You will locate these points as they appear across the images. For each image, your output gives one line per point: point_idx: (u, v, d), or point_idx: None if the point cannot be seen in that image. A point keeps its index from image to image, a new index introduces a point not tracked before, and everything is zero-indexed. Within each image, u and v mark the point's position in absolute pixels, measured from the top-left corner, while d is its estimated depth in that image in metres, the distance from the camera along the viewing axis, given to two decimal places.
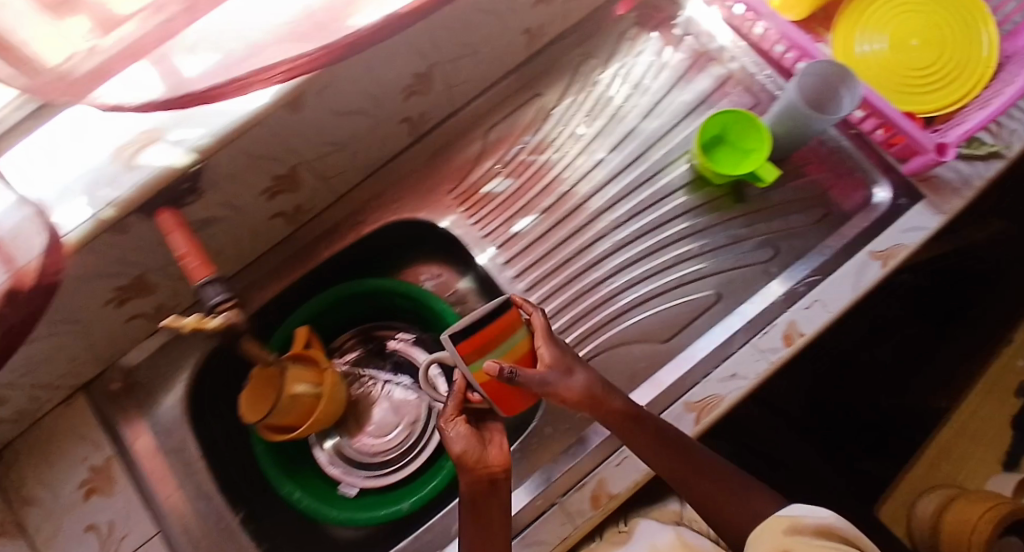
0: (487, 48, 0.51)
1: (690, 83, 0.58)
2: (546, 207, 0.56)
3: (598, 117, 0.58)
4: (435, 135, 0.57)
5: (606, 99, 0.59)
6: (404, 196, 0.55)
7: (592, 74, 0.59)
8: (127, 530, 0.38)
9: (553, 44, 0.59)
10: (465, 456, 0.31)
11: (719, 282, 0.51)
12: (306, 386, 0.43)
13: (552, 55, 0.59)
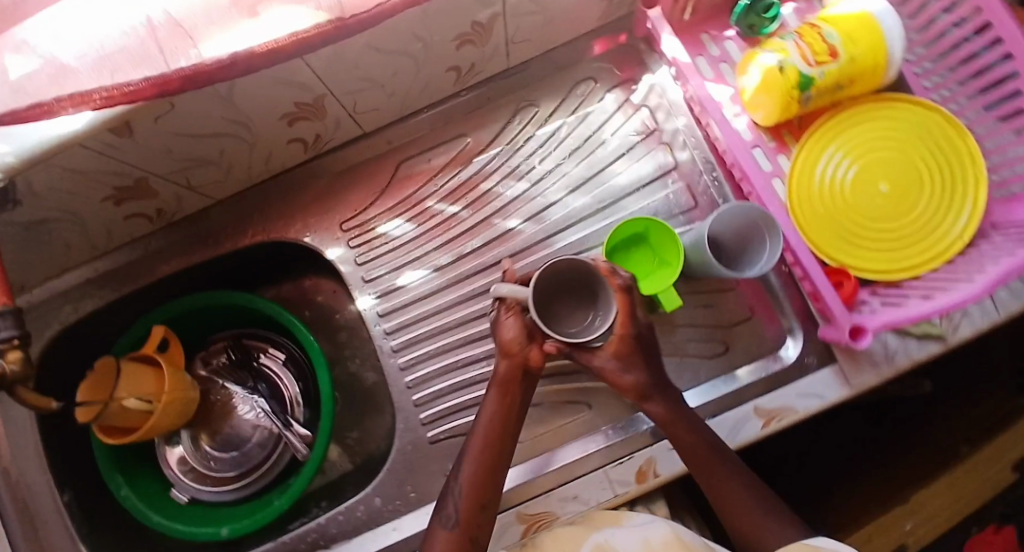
0: (395, 82, 0.50)
1: (635, 162, 0.59)
2: (444, 265, 0.60)
3: (502, 166, 0.61)
4: (341, 156, 0.60)
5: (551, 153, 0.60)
6: (298, 212, 0.60)
7: (531, 124, 0.61)
8: None
9: (487, 84, 0.60)
10: (510, 342, 0.39)
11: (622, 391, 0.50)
12: (137, 399, 0.45)
13: (488, 93, 0.60)
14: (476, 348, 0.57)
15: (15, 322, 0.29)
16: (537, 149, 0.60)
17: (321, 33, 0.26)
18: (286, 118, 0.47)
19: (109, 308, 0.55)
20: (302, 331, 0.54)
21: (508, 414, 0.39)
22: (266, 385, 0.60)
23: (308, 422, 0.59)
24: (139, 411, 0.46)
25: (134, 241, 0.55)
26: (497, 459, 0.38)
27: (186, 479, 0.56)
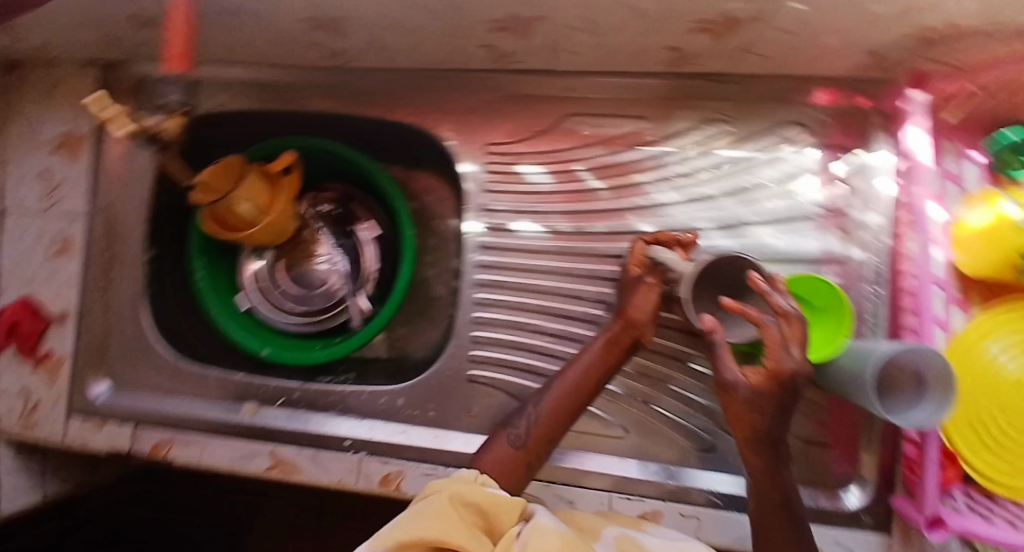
0: (622, 36, 0.41)
1: (818, 232, 0.46)
2: (562, 232, 0.51)
3: (674, 163, 0.50)
4: (513, 79, 0.52)
5: (732, 171, 0.48)
6: (461, 116, 0.53)
7: (720, 138, 0.48)
8: (64, 195, 0.56)
9: (730, 78, 0.47)
10: (639, 311, 0.37)
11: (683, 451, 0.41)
12: (246, 206, 0.49)
13: (716, 88, 0.48)
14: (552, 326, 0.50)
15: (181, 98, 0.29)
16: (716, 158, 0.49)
17: None
18: (501, 26, 0.40)
19: (252, 113, 0.56)
20: (406, 226, 0.55)
21: (609, 369, 0.36)
22: (352, 248, 0.62)
23: (376, 296, 0.62)
24: (248, 216, 0.50)
25: (291, 72, 0.54)
26: (578, 406, 0.36)
27: (253, 289, 0.61)
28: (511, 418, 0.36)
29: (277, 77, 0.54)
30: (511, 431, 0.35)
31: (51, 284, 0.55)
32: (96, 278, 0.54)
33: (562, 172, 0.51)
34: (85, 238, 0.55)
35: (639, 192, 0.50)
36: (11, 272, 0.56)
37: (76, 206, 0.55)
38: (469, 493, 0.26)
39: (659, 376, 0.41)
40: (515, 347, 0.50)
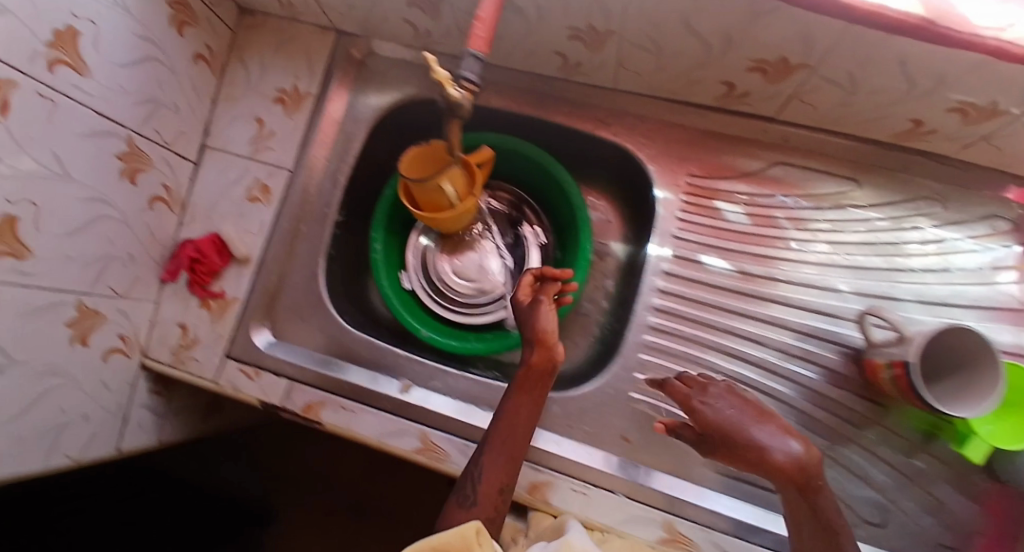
0: (875, 94, 0.39)
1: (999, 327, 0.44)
2: (752, 273, 0.48)
3: (881, 234, 0.46)
4: (714, 114, 0.48)
5: (934, 246, 0.45)
6: (658, 142, 0.50)
7: (926, 209, 0.45)
8: (274, 143, 0.54)
9: (954, 162, 0.44)
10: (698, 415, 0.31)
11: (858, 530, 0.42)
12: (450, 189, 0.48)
13: (940, 168, 0.44)
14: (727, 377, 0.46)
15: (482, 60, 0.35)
16: (918, 234, 0.45)
17: None
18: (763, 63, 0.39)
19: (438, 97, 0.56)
20: (584, 232, 0.54)
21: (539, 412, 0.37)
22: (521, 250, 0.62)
23: None
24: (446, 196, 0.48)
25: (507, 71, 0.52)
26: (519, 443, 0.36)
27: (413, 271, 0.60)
28: (459, 479, 0.35)
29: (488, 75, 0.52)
30: (461, 498, 0.34)
31: (247, 224, 0.53)
32: (288, 231, 0.54)
33: (762, 214, 0.48)
34: (282, 184, 0.54)
35: (844, 253, 0.46)
36: (202, 210, 0.53)
37: (281, 159, 0.54)
38: (441, 539, 0.26)
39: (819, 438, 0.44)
40: (671, 376, 0.46)
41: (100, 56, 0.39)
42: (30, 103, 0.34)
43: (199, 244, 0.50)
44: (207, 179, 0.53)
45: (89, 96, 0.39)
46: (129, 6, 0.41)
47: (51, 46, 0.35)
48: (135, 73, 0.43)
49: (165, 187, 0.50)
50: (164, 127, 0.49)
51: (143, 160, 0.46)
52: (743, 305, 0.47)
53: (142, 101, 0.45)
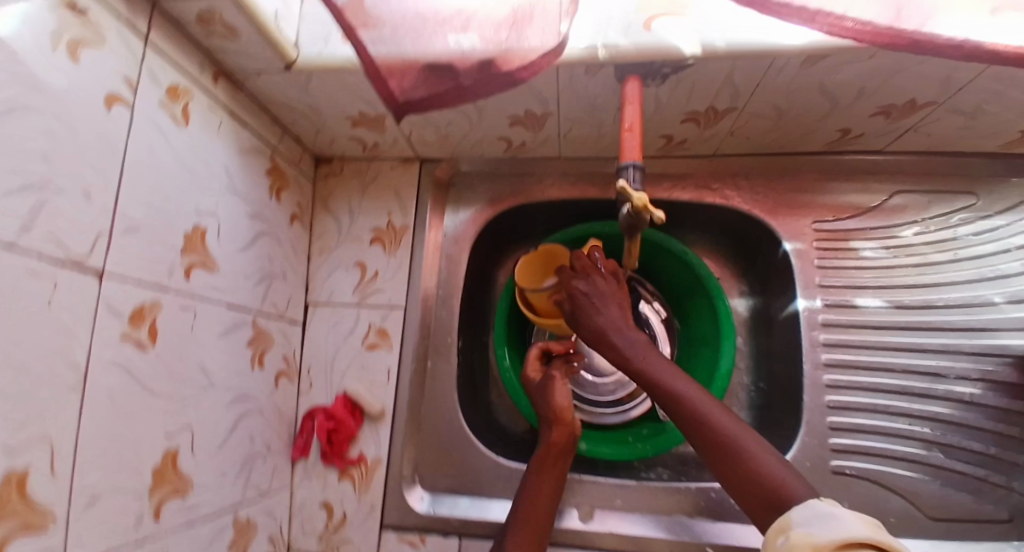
0: (985, 119, 0.59)
1: None
2: (906, 304, 0.68)
3: (957, 250, 0.68)
4: (834, 160, 0.71)
5: (1011, 242, 0.67)
6: (767, 194, 0.73)
7: (989, 212, 0.68)
8: (380, 285, 0.72)
9: (997, 157, 0.67)
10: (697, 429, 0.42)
11: (1017, 507, 0.60)
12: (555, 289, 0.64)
13: (980, 165, 0.68)
14: (911, 404, 0.65)
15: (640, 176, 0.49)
16: (1007, 252, 0.67)
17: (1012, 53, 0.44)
18: (882, 108, 0.58)
19: (579, 199, 0.77)
20: (721, 298, 0.71)
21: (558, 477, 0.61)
22: None
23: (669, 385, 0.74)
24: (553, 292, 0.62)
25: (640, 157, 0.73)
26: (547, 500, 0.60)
27: None
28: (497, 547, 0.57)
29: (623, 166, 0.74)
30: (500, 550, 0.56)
31: (372, 374, 0.70)
32: (417, 373, 0.71)
33: (894, 244, 0.70)
34: (395, 325, 0.71)
35: (937, 284, 0.68)
36: (318, 370, 0.71)
37: (391, 300, 0.71)
38: None
39: (948, 459, 0.63)
40: (857, 440, 0.64)
41: (220, 244, 0.54)
42: (170, 317, 0.47)
43: (335, 408, 0.67)
44: (317, 336, 0.71)
45: (220, 290, 0.54)
46: (237, 192, 0.57)
47: (186, 254, 0.49)
48: (246, 255, 0.59)
49: (286, 360, 0.68)
50: (277, 299, 0.65)
51: (264, 341, 0.63)
52: (894, 347, 0.67)
53: (257, 278, 0.61)
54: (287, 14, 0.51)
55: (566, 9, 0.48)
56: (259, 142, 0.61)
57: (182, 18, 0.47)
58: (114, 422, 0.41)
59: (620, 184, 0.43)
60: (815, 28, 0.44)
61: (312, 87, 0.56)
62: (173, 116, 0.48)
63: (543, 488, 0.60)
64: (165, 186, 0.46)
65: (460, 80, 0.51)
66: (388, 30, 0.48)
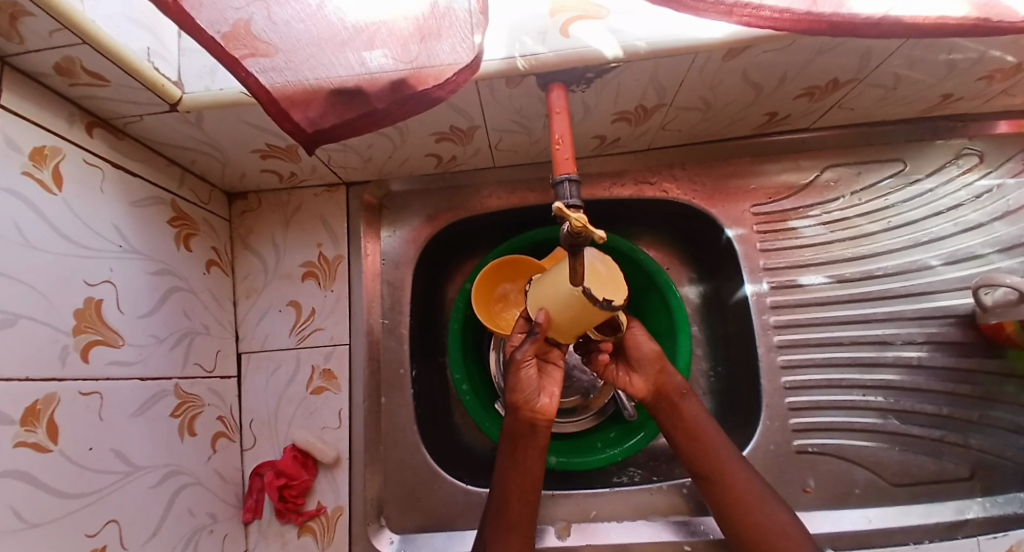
0: (904, 88, 0.60)
1: (1011, 255, 0.68)
2: (846, 277, 0.70)
3: (889, 219, 0.71)
4: (765, 142, 0.71)
5: (938, 205, 0.70)
6: (704, 182, 0.72)
7: (914, 177, 0.71)
8: (319, 323, 0.67)
9: (917, 123, 0.69)
10: (673, 410, 0.58)
11: (975, 464, 0.64)
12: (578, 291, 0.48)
13: (902, 132, 0.70)
14: (862, 374, 0.68)
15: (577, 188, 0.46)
16: (937, 215, 0.70)
17: (927, 23, 0.44)
18: (806, 89, 0.58)
19: (520, 208, 0.74)
20: (674, 293, 0.72)
21: (536, 454, 0.55)
22: None
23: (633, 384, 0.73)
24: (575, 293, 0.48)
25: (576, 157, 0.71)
26: (528, 494, 0.56)
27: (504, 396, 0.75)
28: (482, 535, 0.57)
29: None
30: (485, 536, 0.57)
31: (322, 419, 0.65)
32: (371, 411, 0.67)
33: (829, 219, 0.71)
34: (341, 364, 0.66)
35: (873, 255, 0.70)
36: (261, 424, 0.65)
37: (334, 338, 0.66)
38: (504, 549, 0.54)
39: (903, 425, 0.66)
40: (815, 416, 0.67)
41: (122, 314, 0.49)
42: (70, 409, 0.42)
43: (284, 463, 0.62)
44: (255, 386, 0.66)
45: (130, 365, 0.49)
46: (134, 250, 0.51)
47: (80, 333, 0.44)
48: (155, 318, 0.53)
49: (222, 420, 0.62)
50: (202, 357, 0.60)
51: (194, 402, 0.57)
52: (842, 321, 0.69)
53: (173, 340, 0.55)
54: (162, 50, 0.45)
55: (476, 20, 0.43)
56: (156, 190, 0.56)
57: (40, 71, 0.41)
58: (15, 539, 0.37)
59: (556, 204, 0.41)
60: (734, 20, 0.43)
61: (205, 125, 0.50)
62: (42, 181, 0.42)
63: (520, 480, 0.56)
64: (41, 264, 0.41)
65: (372, 104, 0.46)
66: (283, 59, 0.43)
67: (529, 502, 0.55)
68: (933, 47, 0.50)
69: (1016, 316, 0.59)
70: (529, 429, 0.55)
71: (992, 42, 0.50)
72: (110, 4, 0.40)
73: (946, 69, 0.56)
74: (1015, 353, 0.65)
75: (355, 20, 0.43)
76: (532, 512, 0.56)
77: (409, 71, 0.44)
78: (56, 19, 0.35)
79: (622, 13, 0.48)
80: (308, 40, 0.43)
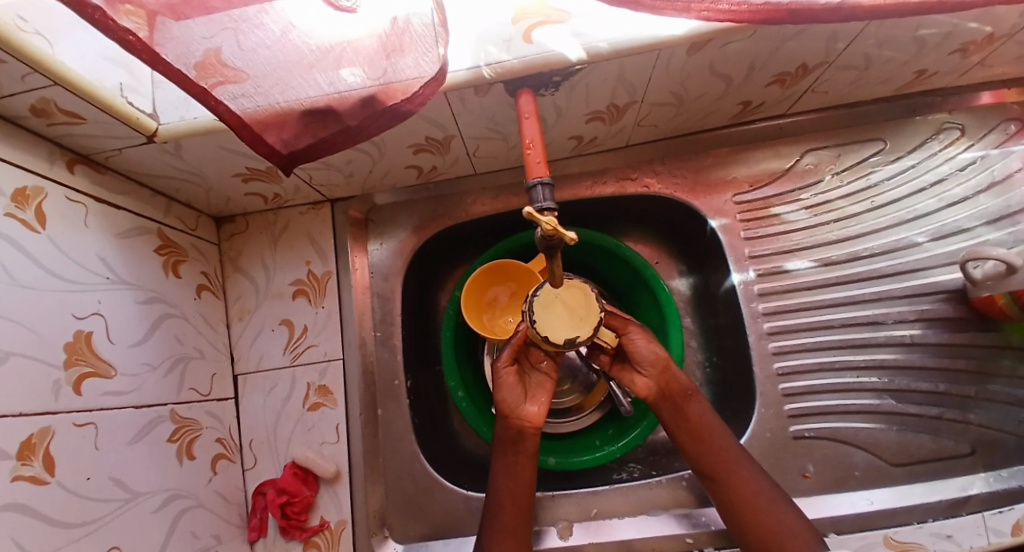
0: (876, 68, 0.60)
1: (998, 226, 0.68)
2: (832, 260, 0.70)
3: (873, 199, 0.71)
4: (743, 130, 0.71)
5: (921, 181, 0.70)
6: (686, 175, 0.73)
7: (895, 155, 0.71)
8: (312, 340, 0.68)
9: (894, 101, 0.69)
10: (676, 410, 0.57)
11: (976, 439, 0.64)
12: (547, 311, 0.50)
13: (880, 111, 0.70)
14: (854, 356, 0.68)
15: (549, 191, 0.46)
16: (920, 192, 0.70)
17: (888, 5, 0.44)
18: (777, 76, 0.58)
19: (505, 212, 0.74)
20: (662, 287, 0.72)
21: (527, 458, 0.56)
22: None
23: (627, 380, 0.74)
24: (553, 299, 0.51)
25: (556, 159, 0.72)
26: (521, 498, 0.56)
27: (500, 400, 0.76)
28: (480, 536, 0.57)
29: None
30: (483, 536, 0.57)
31: (321, 434, 0.66)
32: (369, 423, 0.67)
33: (812, 203, 0.71)
34: (336, 379, 0.67)
35: (859, 236, 0.70)
36: (261, 443, 0.66)
37: (328, 353, 0.67)
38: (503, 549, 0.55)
39: (900, 405, 0.66)
40: (810, 401, 0.67)
41: (112, 344, 0.50)
42: (65, 440, 0.43)
43: (285, 481, 0.62)
44: (253, 406, 0.67)
45: (124, 394, 0.50)
46: (121, 280, 0.52)
47: (71, 366, 0.45)
48: (147, 346, 0.54)
49: (222, 442, 0.63)
50: (197, 381, 0.61)
51: (192, 426, 0.58)
52: (832, 304, 0.69)
53: (167, 367, 0.56)
54: (135, 84, 0.46)
55: (438, 33, 0.43)
56: (142, 221, 0.57)
57: (17, 113, 0.42)
58: None
59: (526, 208, 0.41)
60: (692, 15, 0.43)
61: (184, 154, 0.51)
62: (25, 221, 0.43)
63: (514, 483, 0.56)
64: (29, 301, 0.42)
65: (345, 120, 0.47)
66: (253, 84, 0.43)
67: (520, 506, 0.56)
68: (897, 26, 0.50)
69: (1007, 288, 0.58)
70: (517, 436, 0.56)
71: (956, 18, 0.50)
72: (80, 44, 0.41)
73: (916, 46, 0.56)
74: (1009, 326, 0.65)
75: (319, 42, 0.43)
76: (524, 516, 0.56)
77: (378, 88, 0.45)
78: (26, 63, 0.36)
79: (583, 16, 0.48)
80: (277, 65, 0.43)
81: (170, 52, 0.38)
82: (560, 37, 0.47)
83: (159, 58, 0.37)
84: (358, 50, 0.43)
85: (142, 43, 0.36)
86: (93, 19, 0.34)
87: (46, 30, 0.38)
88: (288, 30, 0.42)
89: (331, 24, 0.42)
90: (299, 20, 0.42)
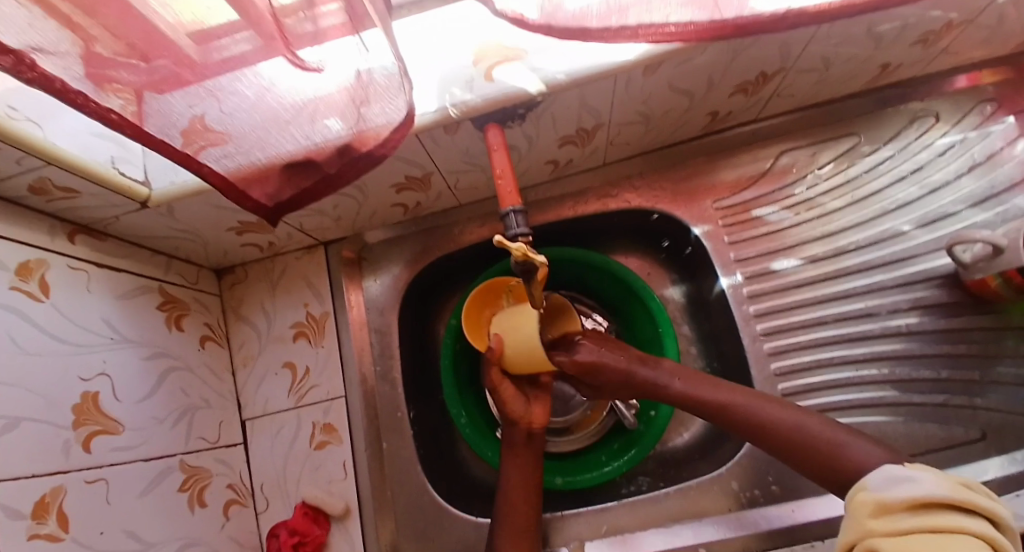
0: (837, 68, 0.62)
1: (985, 208, 0.68)
2: (818, 256, 0.71)
3: (853, 193, 0.71)
4: (716, 138, 0.74)
5: (900, 170, 0.71)
6: (664, 186, 0.75)
7: (871, 147, 0.72)
8: (314, 380, 0.70)
9: (865, 95, 0.71)
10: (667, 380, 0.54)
11: (987, 426, 0.63)
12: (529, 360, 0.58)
13: (850, 106, 0.72)
14: (852, 350, 0.68)
15: (520, 217, 0.49)
16: (901, 181, 0.71)
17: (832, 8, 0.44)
18: (739, 86, 0.60)
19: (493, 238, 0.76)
20: (653, 298, 0.73)
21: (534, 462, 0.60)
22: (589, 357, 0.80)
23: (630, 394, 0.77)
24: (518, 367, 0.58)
25: (536, 184, 0.75)
26: (529, 496, 0.58)
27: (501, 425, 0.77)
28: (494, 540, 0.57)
29: (527, 195, 0.75)
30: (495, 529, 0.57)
31: (328, 472, 0.67)
32: (374, 457, 0.68)
33: (793, 202, 0.72)
34: (339, 417, 0.68)
35: (843, 230, 0.71)
36: (271, 486, 0.67)
37: (330, 392, 0.69)
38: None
39: (907, 396, 0.65)
40: (811, 399, 0.67)
41: (119, 402, 0.52)
42: (77, 494, 0.45)
43: (295, 522, 0.63)
44: (262, 449, 0.68)
45: (132, 448, 0.52)
46: (125, 338, 0.55)
47: (80, 426, 0.47)
48: (153, 401, 0.56)
49: (233, 487, 0.64)
50: (205, 429, 0.63)
51: (201, 474, 0.60)
52: (825, 300, 0.69)
53: (174, 419, 0.58)
54: (127, 155, 0.49)
55: (402, 81, 0.45)
56: (143, 280, 0.60)
57: (18, 193, 0.45)
58: None
59: (496, 237, 0.42)
60: (641, 40, 0.45)
61: (176, 214, 0.54)
62: (29, 292, 0.46)
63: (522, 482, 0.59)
64: (36, 368, 0.45)
65: (325, 169, 0.51)
66: (234, 145, 0.46)
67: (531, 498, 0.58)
68: (846, 26, 0.52)
69: (998, 269, 0.58)
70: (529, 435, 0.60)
71: (907, 11, 0.51)
72: (72, 124, 0.44)
73: (874, 41, 0.57)
74: (1008, 306, 0.64)
75: (293, 99, 0.45)
76: (532, 508, 0.58)
77: (351, 137, 0.48)
78: (18, 149, 0.39)
79: (538, 50, 0.51)
80: (256, 126, 0.46)
81: (152, 125, 0.41)
82: (520, 73, 0.49)
83: (140, 132, 0.40)
84: (327, 104, 0.46)
85: (126, 120, 0.39)
86: (76, 103, 0.35)
87: (39, 118, 0.42)
88: (273, 85, 0.43)
89: (305, 83, 0.44)
90: (278, 75, 0.43)
